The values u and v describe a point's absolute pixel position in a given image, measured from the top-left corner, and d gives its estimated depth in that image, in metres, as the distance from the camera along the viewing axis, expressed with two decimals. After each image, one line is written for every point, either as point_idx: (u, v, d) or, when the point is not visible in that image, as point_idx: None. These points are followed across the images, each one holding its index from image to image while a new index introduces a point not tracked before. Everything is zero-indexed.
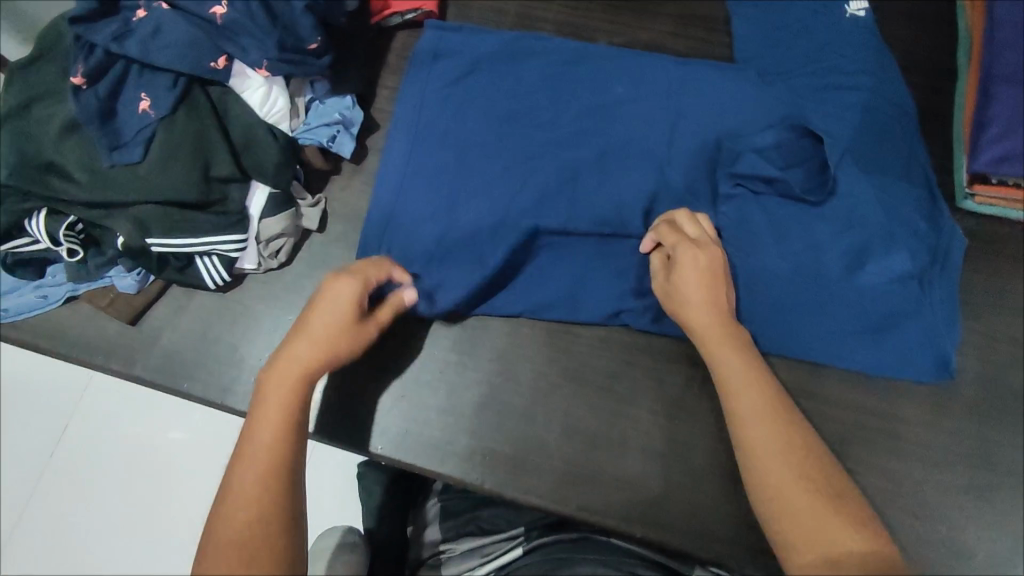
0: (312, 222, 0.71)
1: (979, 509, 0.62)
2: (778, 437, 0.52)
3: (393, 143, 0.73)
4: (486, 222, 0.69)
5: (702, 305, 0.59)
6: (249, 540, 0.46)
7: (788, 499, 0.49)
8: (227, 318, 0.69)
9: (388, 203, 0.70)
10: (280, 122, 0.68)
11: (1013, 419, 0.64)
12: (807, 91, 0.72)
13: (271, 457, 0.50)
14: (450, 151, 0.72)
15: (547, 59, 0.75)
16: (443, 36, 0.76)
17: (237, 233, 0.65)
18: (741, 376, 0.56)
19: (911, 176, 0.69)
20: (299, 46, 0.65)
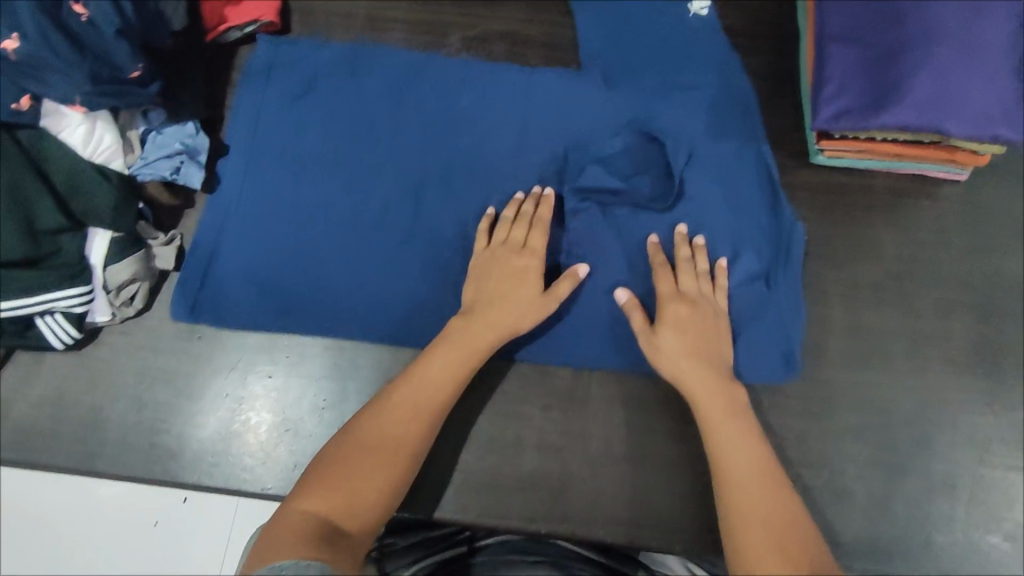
0: (169, 262, 0.66)
1: (857, 450, 0.65)
2: (759, 493, 0.54)
3: (234, 175, 0.70)
4: (330, 249, 0.67)
5: (684, 354, 0.61)
6: (335, 500, 0.51)
7: (754, 548, 0.51)
8: (85, 377, 0.64)
9: (218, 240, 0.68)
10: (110, 161, 0.62)
11: (879, 359, 0.68)
12: (655, 86, 0.75)
13: (401, 443, 0.56)
14: (287, 177, 0.70)
15: (388, 72, 0.74)
16: (275, 55, 0.74)
17: (80, 286, 0.60)
18: (734, 434, 0.58)
19: (750, 150, 0.73)
20: (118, 75, 0.60)
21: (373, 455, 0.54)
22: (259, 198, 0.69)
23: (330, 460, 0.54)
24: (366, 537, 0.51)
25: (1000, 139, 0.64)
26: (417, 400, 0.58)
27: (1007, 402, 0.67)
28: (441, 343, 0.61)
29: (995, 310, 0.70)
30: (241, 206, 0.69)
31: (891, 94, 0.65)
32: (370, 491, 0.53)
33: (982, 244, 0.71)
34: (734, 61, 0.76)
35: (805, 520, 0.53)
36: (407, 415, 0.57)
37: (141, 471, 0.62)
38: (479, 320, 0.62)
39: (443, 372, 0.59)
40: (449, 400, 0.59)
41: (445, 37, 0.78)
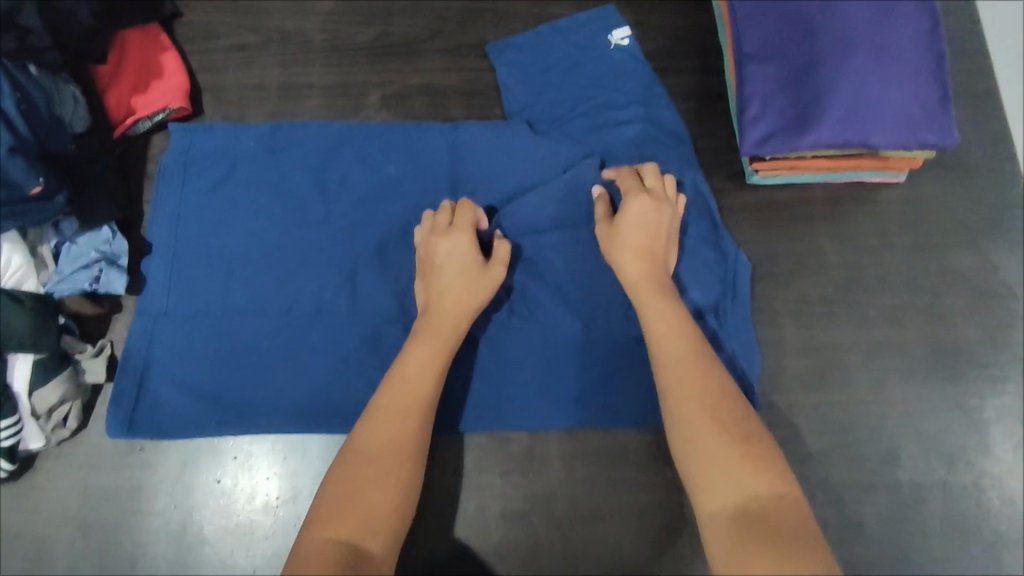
0: (99, 374, 0.64)
1: (824, 471, 0.64)
2: (693, 381, 0.52)
3: (158, 274, 0.67)
4: (268, 345, 0.65)
5: (636, 252, 0.60)
6: (352, 517, 0.48)
7: (702, 446, 0.48)
8: (24, 506, 0.61)
9: (148, 352, 0.65)
10: (23, 282, 0.60)
11: (836, 374, 0.67)
12: (581, 126, 0.74)
13: (397, 445, 0.52)
14: (215, 274, 0.68)
15: (309, 147, 0.72)
16: (192, 141, 0.72)
17: (5, 418, 0.58)
18: (671, 342, 0.55)
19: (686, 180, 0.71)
20: (17, 193, 0.57)
21: (374, 470, 0.50)
22: (188, 296, 0.67)
23: (338, 479, 0.50)
24: (388, 555, 0.48)
25: (927, 144, 0.63)
26: (404, 398, 0.55)
27: (969, 404, 0.66)
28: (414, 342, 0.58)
29: (947, 311, 0.69)
30: (168, 309, 0.66)
31: (811, 112, 0.64)
32: (377, 498, 0.49)
33: (926, 244, 0.71)
34: (658, 87, 0.75)
35: (744, 409, 0.51)
36: (399, 420, 0.53)
37: None
38: (443, 312, 0.60)
39: (425, 370, 0.57)
40: (433, 396, 0.56)
41: (363, 98, 0.76)
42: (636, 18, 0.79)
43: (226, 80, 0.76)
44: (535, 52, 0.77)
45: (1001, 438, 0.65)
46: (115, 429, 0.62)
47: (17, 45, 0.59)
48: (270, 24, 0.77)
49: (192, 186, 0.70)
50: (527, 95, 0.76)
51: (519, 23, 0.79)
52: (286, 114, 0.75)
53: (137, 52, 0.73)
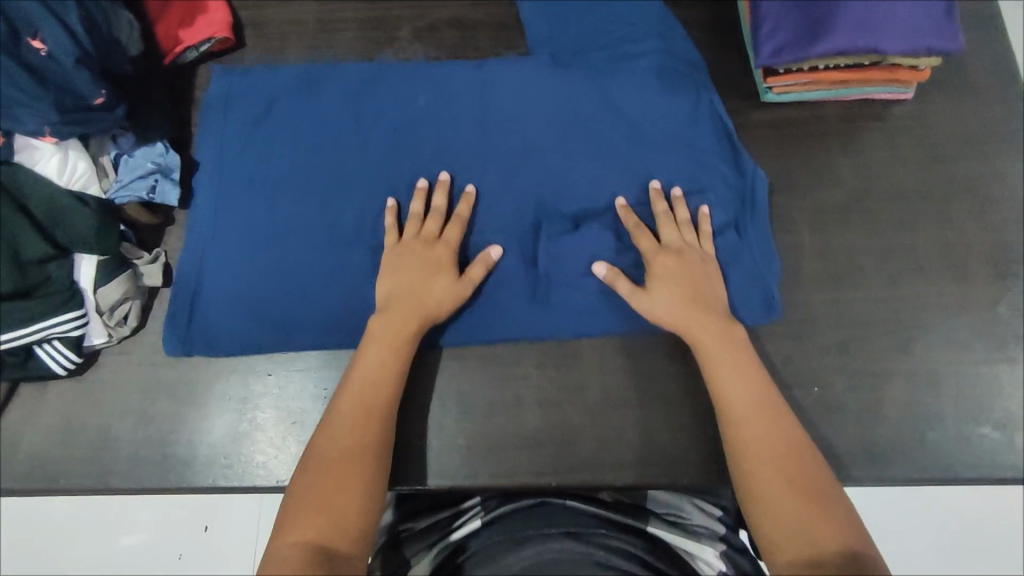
0: (156, 279, 0.68)
1: (842, 364, 0.68)
2: (761, 432, 0.57)
3: (205, 202, 0.72)
4: (311, 263, 0.69)
5: (678, 302, 0.63)
6: (320, 521, 0.53)
7: (769, 498, 0.54)
8: (88, 401, 0.65)
9: (199, 276, 0.69)
10: (87, 187, 0.64)
11: (852, 276, 0.70)
12: (602, 62, 0.77)
13: (351, 450, 0.57)
14: (258, 203, 0.72)
15: (344, 85, 0.76)
16: (233, 80, 0.76)
17: (73, 311, 0.62)
18: (742, 393, 0.59)
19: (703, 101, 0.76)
20: (83, 103, 0.61)
21: (334, 472, 0.56)
22: (234, 219, 0.71)
23: (302, 484, 0.55)
24: (357, 551, 0.53)
25: (935, 51, 0.67)
26: (356, 404, 0.60)
27: (980, 299, 0.69)
28: (367, 344, 0.63)
29: (957, 214, 0.72)
30: (217, 233, 0.71)
31: (823, 22, 0.67)
32: (347, 500, 0.55)
33: (935, 153, 0.74)
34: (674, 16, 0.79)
35: (818, 466, 0.56)
36: (355, 421, 0.58)
37: (156, 481, 0.63)
38: (393, 314, 0.64)
39: (374, 371, 0.61)
40: (391, 393, 0.61)
41: (395, 31, 0.80)
42: None
43: (266, 15, 0.80)
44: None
45: (1012, 330, 0.68)
46: (175, 345, 0.67)
47: None
48: None
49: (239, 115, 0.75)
50: (550, 25, 0.79)
51: None
52: (323, 45, 0.79)
53: None
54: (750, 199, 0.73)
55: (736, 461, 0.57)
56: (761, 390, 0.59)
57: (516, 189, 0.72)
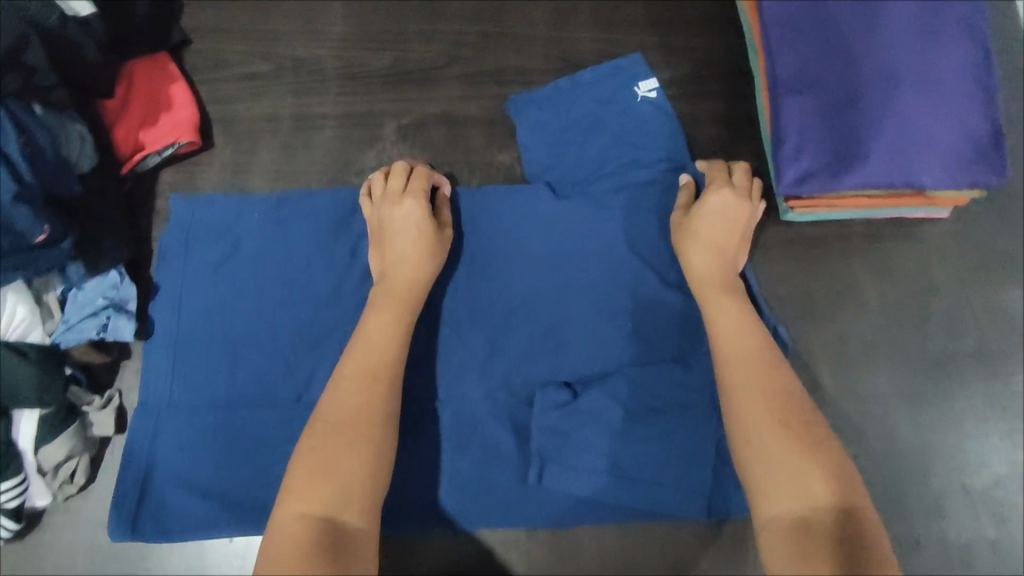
0: (107, 427, 0.62)
1: None
2: (755, 378, 0.52)
3: (157, 360, 0.63)
4: (279, 433, 0.62)
5: (716, 270, 0.61)
6: (325, 488, 0.47)
7: (758, 441, 0.48)
8: (32, 565, 0.59)
9: (151, 445, 0.61)
10: (28, 333, 0.58)
11: (874, 426, 0.64)
12: (608, 189, 0.69)
13: (368, 407, 0.52)
14: (222, 358, 0.64)
15: (320, 214, 0.68)
16: (194, 212, 0.68)
17: (11, 478, 0.56)
18: (734, 343, 0.55)
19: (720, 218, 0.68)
20: (23, 242, 0.55)
21: (338, 430, 0.50)
22: (190, 382, 0.63)
23: (307, 449, 0.49)
24: (367, 526, 0.47)
25: (974, 183, 0.60)
26: (360, 365, 0.54)
27: (1008, 453, 0.64)
28: (371, 309, 0.59)
29: (990, 356, 0.66)
30: (171, 397, 0.62)
31: (854, 151, 0.60)
32: (353, 463, 0.49)
33: (969, 285, 0.68)
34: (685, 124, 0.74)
35: (806, 404, 0.51)
36: (356, 413, 0.51)
37: None
38: (398, 271, 0.61)
39: (383, 332, 0.57)
40: (398, 355, 0.56)
41: (379, 129, 0.73)
42: (662, 46, 0.76)
43: (236, 111, 0.73)
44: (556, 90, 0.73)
45: None
46: (117, 534, 0.58)
47: (21, 84, 0.56)
48: (281, 51, 0.74)
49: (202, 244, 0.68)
50: (550, 128, 0.72)
51: (540, 49, 0.75)
52: (298, 145, 0.72)
53: (143, 83, 0.70)
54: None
55: (728, 408, 0.52)
56: (753, 341, 0.55)
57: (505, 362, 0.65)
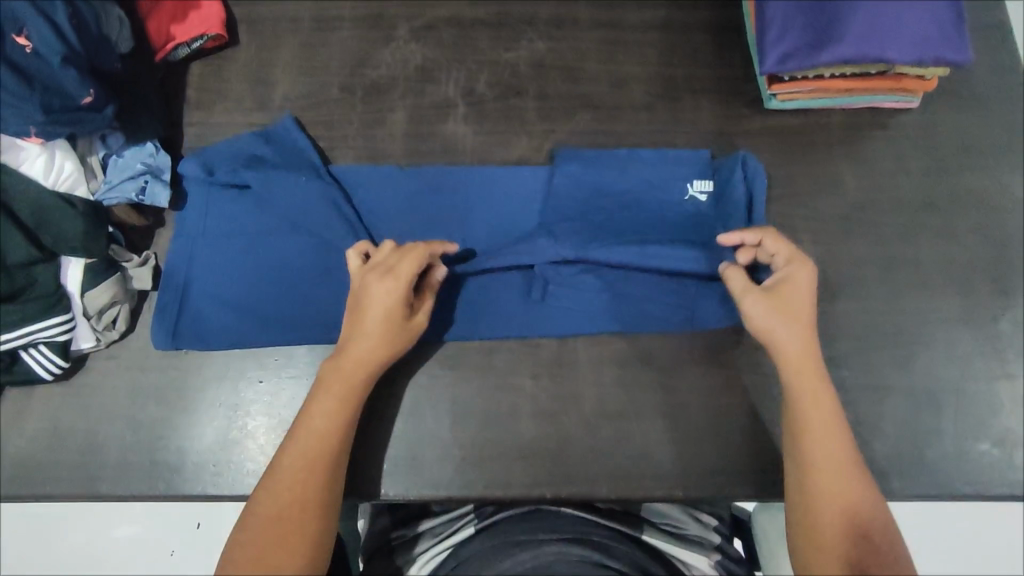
0: (146, 282, 0.67)
1: (843, 377, 0.67)
2: (824, 438, 0.55)
3: (195, 201, 0.70)
4: (301, 263, 0.68)
5: (790, 317, 0.58)
6: (256, 572, 0.51)
7: (819, 472, 0.54)
8: (76, 406, 0.65)
9: (187, 270, 0.68)
10: (75, 188, 0.62)
11: (855, 290, 0.69)
12: (596, 72, 0.78)
13: (303, 497, 0.54)
14: (246, 198, 0.69)
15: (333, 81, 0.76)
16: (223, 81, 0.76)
17: (61, 314, 0.61)
18: (827, 449, 0.55)
19: (693, 103, 0.77)
20: (71, 103, 0.60)
21: (279, 536, 0.53)
22: (223, 218, 0.69)
23: (243, 544, 0.53)
24: None
25: (943, 60, 0.66)
26: (308, 447, 0.55)
27: (982, 315, 0.69)
28: (316, 395, 0.58)
29: (961, 229, 0.71)
30: (205, 231, 0.69)
31: (832, 30, 0.66)
32: (287, 563, 0.52)
33: (939, 165, 0.73)
34: (678, 24, 0.80)
35: (865, 479, 0.55)
36: (296, 491, 0.54)
37: (145, 488, 0.63)
38: (371, 326, 0.59)
39: (329, 422, 0.57)
40: (339, 456, 0.56)
41: (393, 30, 0.78)
42: None
43: (260, 12, 0.78)
44: None
45: (1014, 348, 0.68)
46: (165, 341, 0.65)
47: None
48: None
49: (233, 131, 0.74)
50: (550, 34, 0.79)
51: None
52: (317, 43, 0.77)
53: None
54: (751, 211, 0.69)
55: (795, 472, 0.55)
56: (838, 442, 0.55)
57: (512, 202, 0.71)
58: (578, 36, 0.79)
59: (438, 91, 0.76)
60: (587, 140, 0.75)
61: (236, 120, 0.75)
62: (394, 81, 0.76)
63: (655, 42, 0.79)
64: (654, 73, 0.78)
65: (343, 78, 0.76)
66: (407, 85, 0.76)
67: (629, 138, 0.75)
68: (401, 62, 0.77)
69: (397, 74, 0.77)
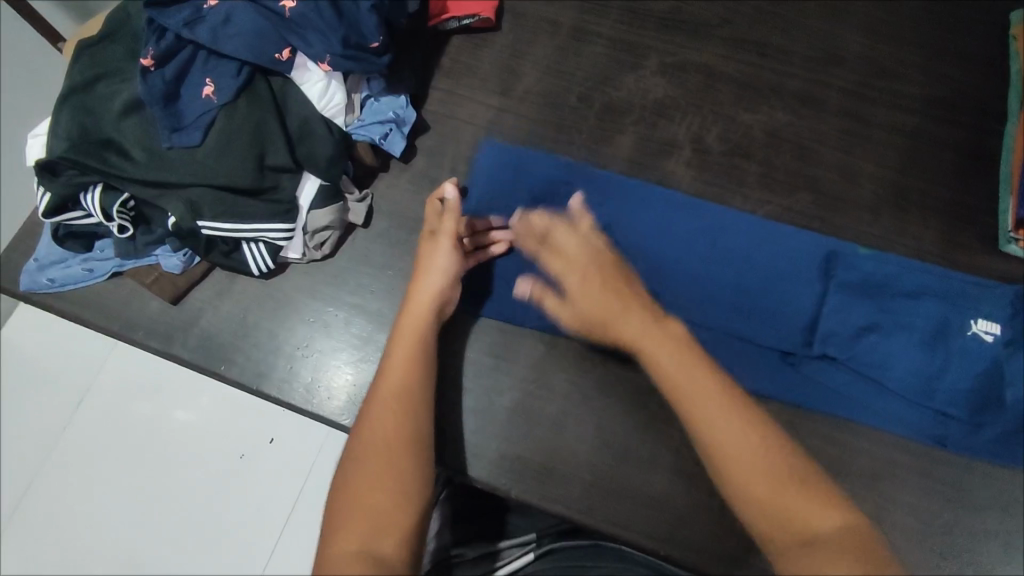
0: (359, 217, 0.72)
1: (1007, 556, 0.62)
2: (698, 382, 0.55)
3: (500, 176, 0.74)
4: None
5: (585, 270, 0.62)
6: (375, 512, 0.52)
7: (730, 436, 0.53)
8: (268, 305, 0.71)
9: None
10: (336, 117, 0.68)
11: None
12: (830, 158, 0.76)
13: (390, 443, 0.56)
14: (535, 187, 0.74)
15: (574, 90, 0.79)
16: (476, 59, 0.81)
17: (286, 223, 0.66)
18: (654, 341, 0.58)
19: (923, 217, 0.73)
20: (361, 42, 0.65)
21: (372, 471, 0.54)
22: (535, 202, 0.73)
23: (354, 475, 0.54)
24: (400, 553, 0.51)
25: None
26: (388, 398, 0.58)
27: None
28: (388, 355, 0.61)
29: None
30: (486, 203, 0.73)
31: None
32: (385, 503, 0.52)
33: None
34: (932, 136, 0.76)
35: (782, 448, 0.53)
36: (390, 425, 0.57)
37: (301, 401, 0.67)
38: (416, 295, 0.64)
39: (397, 379, 0.59)
40: (414, 399, 0.59)
41: (643, 59, 0.80)
42: (925, 63, 0.79)
43: (527, 8, 0.83)
44: (811, 67, 0.80)
45: None
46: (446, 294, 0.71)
47: None
48: None
49: (471, 106, 0.79)
50: (791, 105, 0.78)
51: (806, 35, 0.81)
52: (571, 51, 0.81)
53: None
54: (1003, 361, 0.66)
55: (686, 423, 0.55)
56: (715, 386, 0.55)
57: (771, 272, 0.70)
58: (820, 117, 0.78)
59: (668, 130, 0.77)
60: (801, 222, 0.74)
61: (477, 97, 0.79)
62: (631, 107, 0.78)
63: (899, 147, 0.76)
64: (889, 177, 0.75)
65: (584, 89, 0.79)
66: (640, 114, 0.78)
67: (844, 233, 0.73)
68: (642, 92, 0.79)
69: (635, 101, 0.78)
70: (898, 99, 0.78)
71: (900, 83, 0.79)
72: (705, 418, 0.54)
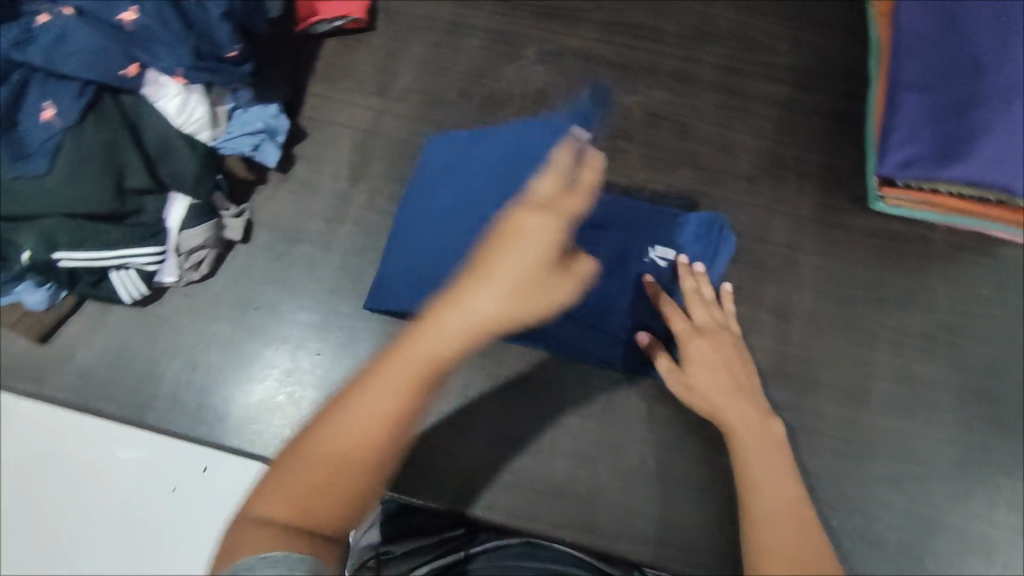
0: (237, 233, 0.71)
1: (890, 498, 0.65)
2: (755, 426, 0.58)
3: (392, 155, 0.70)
4: (475, 250, 0.69)
5: (712, 356, 0.62)
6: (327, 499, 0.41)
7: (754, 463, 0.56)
8: (148, 332, 0.69)
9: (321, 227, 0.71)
10: (199, 132, 0.65)
11: (925, 413, 0.67)
12: (706, 133, 0.78)
13: (370, 422, 0.42)
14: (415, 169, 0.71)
15: (452, 84, 0.78)
16: (352, 60, 0.79)
17: (155, 246, 0.64)
18: (727, 395, 0.60)
19: (797, 183, 0.76)
20: (217, 53, 0.64)
21: (335, 469, 0.41)
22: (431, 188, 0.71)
23: (336, 478, 0.42)
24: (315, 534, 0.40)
25: None
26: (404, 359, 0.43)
27: None
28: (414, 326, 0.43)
29: None
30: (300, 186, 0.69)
31: (962, 145, 0.66)
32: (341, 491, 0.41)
33: None
34: (801, 103, 0.79)
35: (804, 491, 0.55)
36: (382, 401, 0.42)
37: (188, 427, 0.67)
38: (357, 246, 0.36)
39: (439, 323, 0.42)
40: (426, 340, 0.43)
41: (521, 49, 0.80)
42: (791, 34, 0.82)
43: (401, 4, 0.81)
44: (684, 45, 0.81)
45: None
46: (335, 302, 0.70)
47: None
48: None
49: (349, 108, 0.77)
50: (667, 84, 0.79)
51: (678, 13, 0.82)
52: (447, 46, 0.80)
53: None
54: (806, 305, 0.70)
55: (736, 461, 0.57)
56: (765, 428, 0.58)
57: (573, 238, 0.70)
58: (696, 94, 0.79)
59: (550, 118, 0.78)
60: (683, 198, 0.75)
61: (354, 99, 0.77)
62: (511, 99, 0.78)
63: (772, 117, 0.79)
64: (764, 146, 0.77)
65: (463, 84, 0.78)
66: (521, 105, 0.78)
67: (726, 205, 0.75)
68: (522, 82, 0.79)
69: (515, 92, 0.78)
70: (769, 70, 0.80)
71: (769, 54, 0.81)
72: (750, 453, 0.57)
